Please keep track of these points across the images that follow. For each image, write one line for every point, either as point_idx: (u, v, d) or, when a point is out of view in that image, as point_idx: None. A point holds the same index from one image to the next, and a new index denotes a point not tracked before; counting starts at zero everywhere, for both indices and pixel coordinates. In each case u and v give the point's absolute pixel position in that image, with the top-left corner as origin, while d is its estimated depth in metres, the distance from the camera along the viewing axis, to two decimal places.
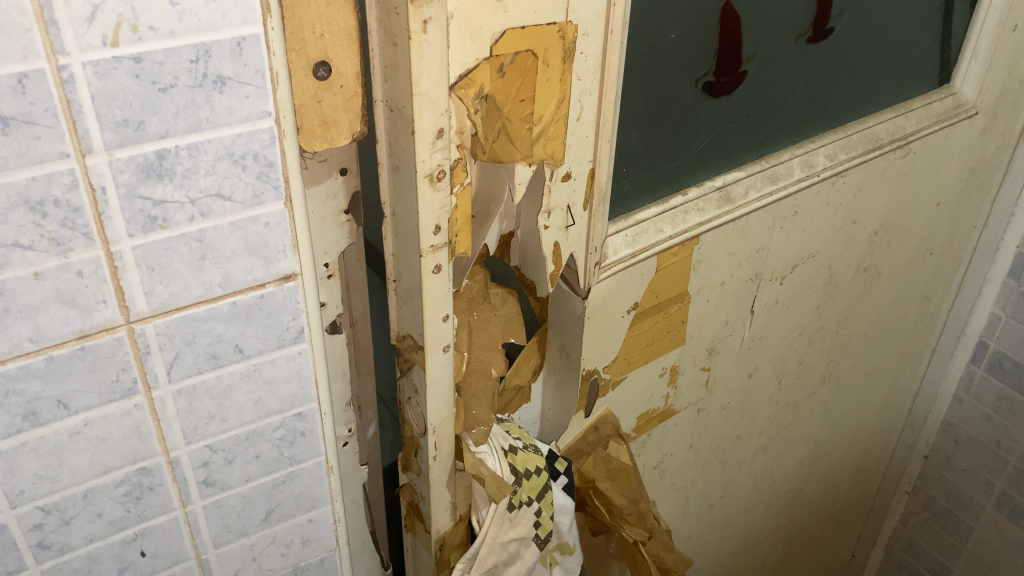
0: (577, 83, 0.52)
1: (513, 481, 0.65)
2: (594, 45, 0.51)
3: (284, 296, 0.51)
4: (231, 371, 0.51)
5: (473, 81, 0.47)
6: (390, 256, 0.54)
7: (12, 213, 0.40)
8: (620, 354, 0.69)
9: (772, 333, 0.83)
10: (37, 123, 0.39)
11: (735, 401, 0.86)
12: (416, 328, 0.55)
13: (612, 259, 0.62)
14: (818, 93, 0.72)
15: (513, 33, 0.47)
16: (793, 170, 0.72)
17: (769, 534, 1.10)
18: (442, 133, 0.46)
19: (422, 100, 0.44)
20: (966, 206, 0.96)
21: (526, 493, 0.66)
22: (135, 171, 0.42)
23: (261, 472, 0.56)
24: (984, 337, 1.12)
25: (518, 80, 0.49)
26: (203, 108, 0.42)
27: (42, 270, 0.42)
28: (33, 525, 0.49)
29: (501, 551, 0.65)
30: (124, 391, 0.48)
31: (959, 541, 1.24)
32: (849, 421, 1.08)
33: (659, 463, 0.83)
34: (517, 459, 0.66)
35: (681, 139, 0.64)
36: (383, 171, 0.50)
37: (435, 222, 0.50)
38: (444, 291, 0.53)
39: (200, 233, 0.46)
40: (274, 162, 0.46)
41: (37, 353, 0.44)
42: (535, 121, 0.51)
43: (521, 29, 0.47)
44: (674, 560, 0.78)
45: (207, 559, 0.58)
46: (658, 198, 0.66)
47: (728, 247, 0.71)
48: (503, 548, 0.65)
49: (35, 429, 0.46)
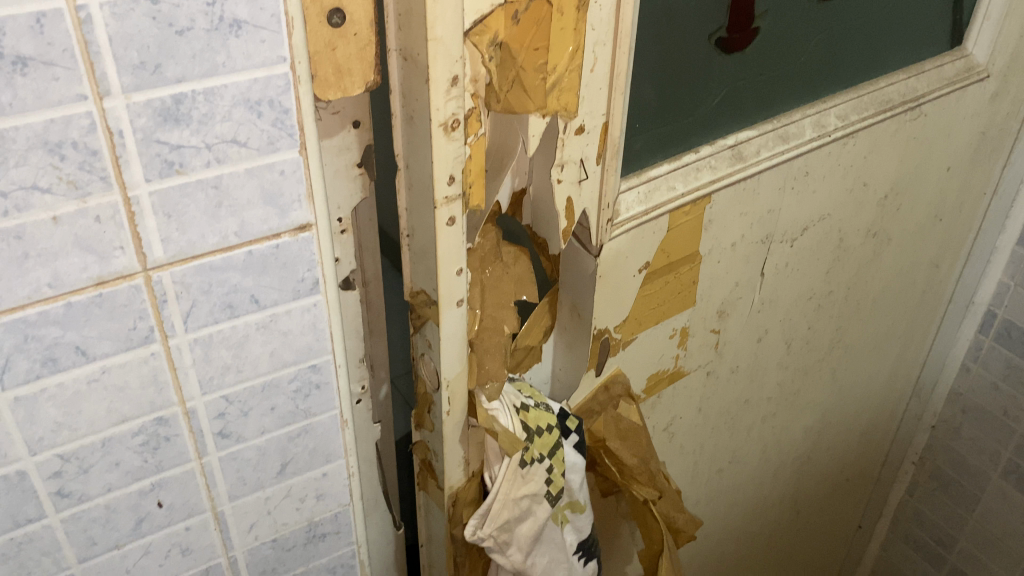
0: (592, 33, 0.51)
1: (525, 438, 0.65)
2: None
3: (299, 247, 0.51)
4: (246, 322, 0.51)
5: (487, 29, 0.47)
6: (404, 210, 0.54)
7: (31, 155, 0.40)
8: (631, 314, 0.70)
9: (782, 297, 0.83)
10: (55, 63, 0.39)
11: (745, 366, 0.86)
12: (430, 282, 0.55)
13: (624, 216, 0.62)
14: (830, 53, 0.72)
15: None
16: (804, 130, 0.71)
17: (777, 502, 1.11)
18: (456, 81, 0.47)
19: (436, 46, 0.45)
20: (977, 172, 0.96)
21: (539, 451, 0.66)
22: (152, 116, 0.42)
23: (277, 425, 0.57)
24: (993, 306, 1.12)
25: (532, 29, 0.48)
26: (220, 52, 0.42)
27: (60, 214, 0.42)
28: (52, 473, 0.50)
29: (513, 508, 0.66)
30: (140, 340, 0.48)
31: (966, 511, 1.25)
32: (857, 389, 1.08)
33: (668, 426, 0.83)
34: (529, 417, 0.66)
35: (693, 96, 0.64)
36: (396, 122, 0.50)
37: (449, 173, 0.50)
38: (458, 245, 0.54)
39: (216, 180, 0.46)
40: (289, 110, 0.46)
41: (55, 299, 0.45)
42: (549, 73, 0.50)
43: None
44: (684, 520, 0.78)
45: (223, 512, 0.58)
46: (670, 155, 0.65)
47: (739, 207, 0.71)
48: (515, 505, 0.66)
49: (54, 375, 0.47)
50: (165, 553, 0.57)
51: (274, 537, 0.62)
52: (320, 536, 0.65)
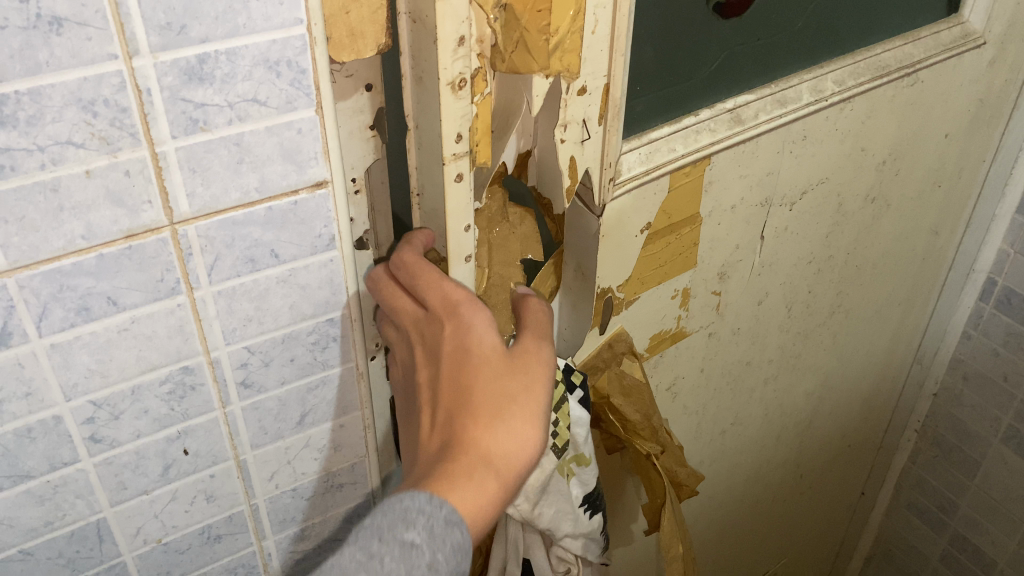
0: None
1: None
2: None
3: (316, 203, 0.53)
4: (267, 275, 0.54)
5: None
6: (414, 169, 0.56)
7: (66, 112, 0.43)
8: (634, 274, 0.72)
9: (782, 260, 0.86)
10: (88, 24, 0.41)
11: (746, 328, 0.89)
12: (439, 239, 0.58)
13: (626, 176, 0.64)
14: (827, 18, 0.74)
15: None
16: (802, 94, 0.73)
17: (779, 465, 1.13)
18: (462, 41, 0.49)
19: (444, 7, 0.47)
20: (975, 139, 0.97)
21: None
22: (178, 75, 0.45)
23: (296, 375, 0.60)
24: (993, 273, 1.14)
25: None
26: (241, 13, 0.45)
27: (93, 168, 0.45)
28: (86, 419, 0.53)
29: None
30: (168, 291, 0.51)
31: (967, 477, 1.27)
32: (858, 354, 1.10)
33: (671, 386, 0.86)
34: None
35: (692, 60, 0.66)
36: (406, 83, 0.52)
37: (457, 131, 0.52)
38: (466, 200, 0.56)
39: (238, 137, 0.48)
40: (306, 70, 0.49)
41: (88, 251, 0.47)
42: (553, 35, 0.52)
43: None
44: (686, 475, 0.82)
45: (245, 461, 0.62)
46: (671, 119, 0.68)
47: (739, 169, 0.73)
48: None
49: (87, 324, 0.50)
50: (191, 499, 0.61)
51: (294, 486, 0.66)
52: (337, 485, 0.68)
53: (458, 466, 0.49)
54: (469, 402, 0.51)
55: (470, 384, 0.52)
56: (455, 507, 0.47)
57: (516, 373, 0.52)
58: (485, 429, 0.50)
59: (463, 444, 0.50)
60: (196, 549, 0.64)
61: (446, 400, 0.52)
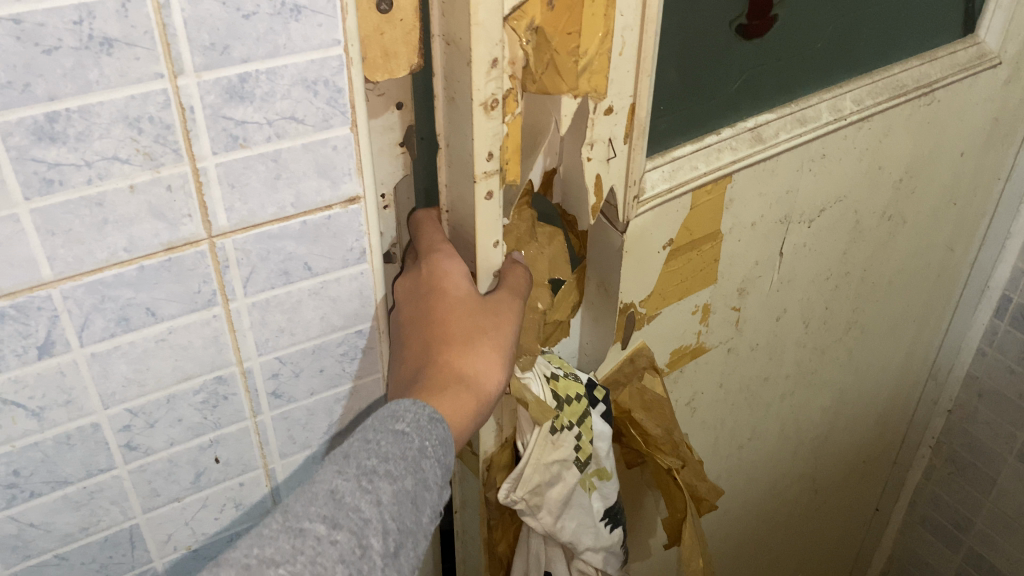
0: (621, 18, 0.54)
1: (555, 406, 0.69)
2: None
3: (349, 218, 0.55)
4: (300, 287, 0.56)
5: (524, 13, 0.51)
6: (444, 187, 0.57)
7: (113, 129, 0.45)
8: (655, 289, 0.73)
9: (800, 276, 0.87)
10: (136, 44, 0.43)
11: (764, 343, 0.90)
12: (468, 255, 0.60)
13: (650, 193, 0.65)
14: (847, 40, 0.76)
15: None
16: (821, 113, 0.74)
17: (795, 482, 1.14)
18: (496, 63, 0.50)
19: (479, 30, 0.48)
20: (989, 156, 0.98)
21: (568, 419, 0.69)
22: (220, 93, 0.46)
23: (324, 386, 0.61)
24: (1008, 290, 1.14)
25: (565, 14, 0.52)
26: (281, 35, 0.46)
27: (137, 183, 0.47)
28: (123, 426, 0.54)
29: (545, 473, 0.70)
30: (204, 302, 0.53)
31: (982, 494, 1.27)
32: (874, 370, 1.11)
33: (690, 401, 0.87)
34: (558, 386, 0.69)
35: (715, 80, 0.67)
36: (438, 103, 0.53)
37: (488, 150, 0.53)
38: (494, 217, 0.57)
39: (275, 153, 0.50)
40: (342, 89, 0.50)
41: (129, 263, 0.49)
42: (580, 54, 0.54)
43: None
44: (707, 489, 0.82)
45: (274, 469, 0.63)
46: (693, 137, 0.69)
47: (759, 186, 0.74)
48: (546, 470, 0.70)
49: (126, 334, 0.51)
50: (220, 506, 0.62)
51: None
52: None
53: (436, 381, 0.53)
54: (444, 332, 0.56)
55: (447, 316, 0.56)
56: (438, 410, 0.51)
57: (491, 310, 0.57)
58: (461, 354, 0.55)
59: (440, 365, 0.54)
60: None
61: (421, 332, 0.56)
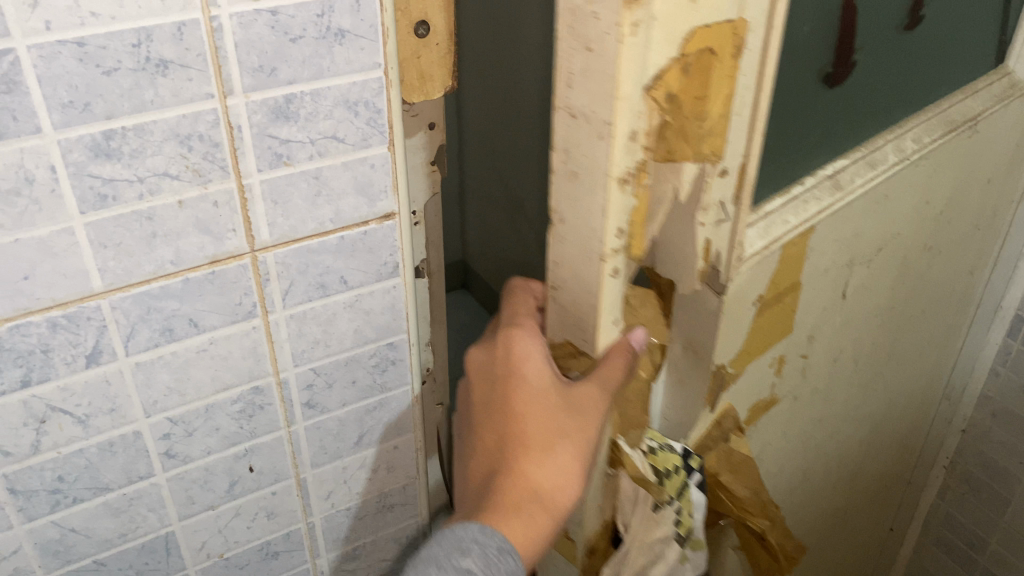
0: (743, 79, 0.48)
1: (658, 482, 0.65)
2: (758, 40, 0.48)
3: (384, 233, 0.57)
4: (335, 300, 0.57)
5: (664, 82, 0.43)
6: (558, 264, 0.51)
7: (165, 146, 0.47)
8: (743, 348, 0.70)
9: (855, 315, 0.88)
10: (190, 66, 0.45)
11: (822, 385, 0.90)
12: (580, 337, 0.53)
13: (750, 253, 0.63)
14: (901, 84, 0.79)
15: (700, 31, 0.44)
16: (887, 156, 0.77)
17: (830, 515, 1.14)
18: (634, 136, 0.44)
19: (622, 103, 0.41)
20: (1008, 181, 1.00)
21: (672, 492, 0.67)
22: (266, 113, 0.48)
23: (356, 397, 0.63)
24: (1020, 311, 1.16)
25: (697, 78, 0.45)
26: (325, 58, 0.49)
27: (186, 198, 0.49)
28: (163, 434, 0.56)
29: (647, 553, 0.67)
30: (245, 314, 0.54)
31: (996, 514, 1.28)
32: (903, 398, 1.13)
33: (761, 452, 0.86)
34: (658, 460, 0.66)
35: (800, 129, 0.69)
36: (559, 177, 0.48)
37: (619, 228, 0.47)
38: (617, 299, 0.51)
39: (317, 171, 0.52)
40: (381, 110, 0.52)
41: (175, 275, 0.51)
42: (712, 110, 0.47)
43: (704, 28, 0.44)
44: (794, 545, 0.84)
45: (305, 479, 0.64)
46: (782, 189, 0.69)
47: (836, 233, 0.74)
48: (649, 550, 0.67)
49: (169, 344, 0.53)
50: (253, 515, 0.64)
51: (349, 506, 0.68)
52: (389, 506, 0.71)
53: (507, 495, 0.51)
54: (516, 433, 0.53)
55: (519, 412, 0.53)
56: (506, 536, 0.50)
57: (565, 415, 0.53)
58: (533, 460, 0.52)
59: (511, 471, 0.52)
60: (255, 564, 0.66)
61: (495, 428, 0.54)
